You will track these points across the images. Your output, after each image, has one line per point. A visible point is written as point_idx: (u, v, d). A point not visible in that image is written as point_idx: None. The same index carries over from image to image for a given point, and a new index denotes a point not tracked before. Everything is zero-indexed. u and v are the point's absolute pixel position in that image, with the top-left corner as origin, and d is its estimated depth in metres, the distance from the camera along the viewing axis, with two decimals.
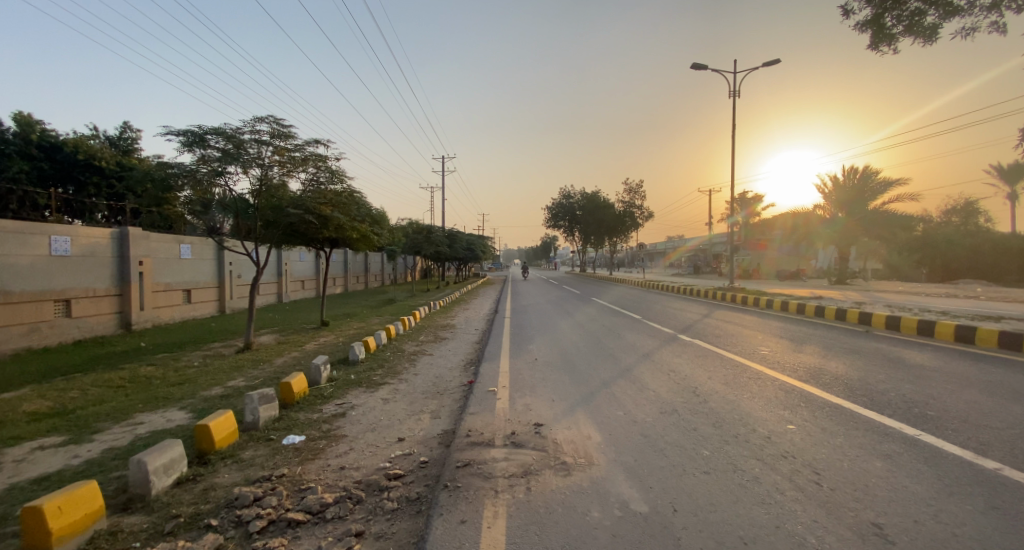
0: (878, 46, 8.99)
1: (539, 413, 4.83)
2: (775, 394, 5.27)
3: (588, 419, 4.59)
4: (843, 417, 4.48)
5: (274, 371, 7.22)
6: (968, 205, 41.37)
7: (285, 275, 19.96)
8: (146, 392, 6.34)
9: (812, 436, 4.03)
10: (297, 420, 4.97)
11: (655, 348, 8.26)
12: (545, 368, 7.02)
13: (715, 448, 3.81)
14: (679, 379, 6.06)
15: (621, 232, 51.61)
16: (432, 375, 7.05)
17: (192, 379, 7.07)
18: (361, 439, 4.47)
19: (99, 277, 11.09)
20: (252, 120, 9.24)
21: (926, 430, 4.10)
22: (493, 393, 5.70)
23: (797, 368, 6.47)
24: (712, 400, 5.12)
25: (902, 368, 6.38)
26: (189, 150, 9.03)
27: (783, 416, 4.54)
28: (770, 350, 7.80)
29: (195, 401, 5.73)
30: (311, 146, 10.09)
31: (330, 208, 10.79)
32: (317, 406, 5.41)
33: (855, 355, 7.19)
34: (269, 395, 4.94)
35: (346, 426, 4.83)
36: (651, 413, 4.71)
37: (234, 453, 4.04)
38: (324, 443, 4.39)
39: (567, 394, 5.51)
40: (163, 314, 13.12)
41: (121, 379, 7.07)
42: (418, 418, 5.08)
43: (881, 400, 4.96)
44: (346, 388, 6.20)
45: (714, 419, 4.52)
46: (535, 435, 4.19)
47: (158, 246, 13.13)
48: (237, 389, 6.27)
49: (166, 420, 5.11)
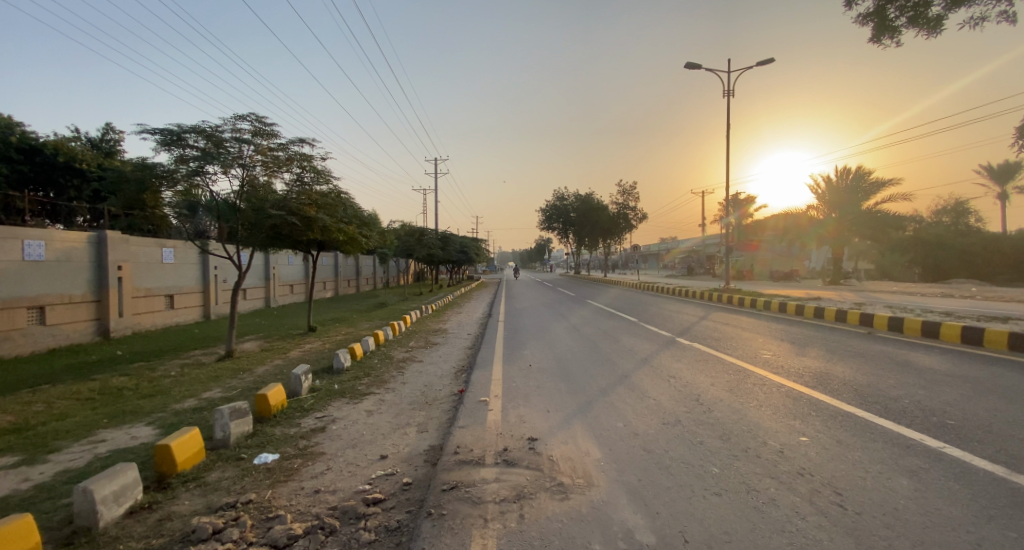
0: (881, 39, 8.78)
1: (533, 426, 4.51)
2: (784, 402, 4.97)
3: (586, 432, 4.26)
4: (860, 428, 4.17)
5: (253, 380, 6.84)
6: (958, 205, 41.71)
7: (273, 279, 19.50)
8: (115, 405, 5.94)
9: (829, 450, 3.73)
10: (272, 435, 4.61)
11: (654, 352, 7.97)
12: (539, 375, 6.68)
13: (725, 465, 3.50)
14: (680, 386, 5.76)
15: (615, 233, 51.54)
16: (421, 384, 6.69)
17: (167, 390, 6.67)
18: (339, 458, 4.11)
19: (75, 283, 10.63)
20: (232, 118, 8.87)
21: (950, 443, 3.81)
22: (485, 403, 5.35)
23: (803, 372, 6.19)
24: (717, 409, 4.81)
25: (913, 372, 6.11)
26: (166, 150, 8.64)
27: (794, 427, 4.23)
28: (773, 353, 7.52)
29: (165, 415, 5.34)
30: (295, 145, 9.76)
31: (313, 209, 10.42)
32: (295, 420, 5.05)
33: (862, 359, 6.92)
34: (241, 409, 4.57)
35: (325, 443, 4.47)
36: (653, 425, 4.39)
37: (198, 475, 3.68)
38: (299, 462, 4.03)
39: (563, 403, 5.19)
40: (143, 321, 12.66)
41: (89, 391, 6.65)
42: (403, 433, 4.73)
43: (897, 409, 4.67)
44: (328, 399, 5.83)
45: (721, 431, 4.21)
46: (529, 451, 3.86)
47: (139, 250, 12.67)
48: (212, 401, 5.90)
49: (129, 439, 4.72)
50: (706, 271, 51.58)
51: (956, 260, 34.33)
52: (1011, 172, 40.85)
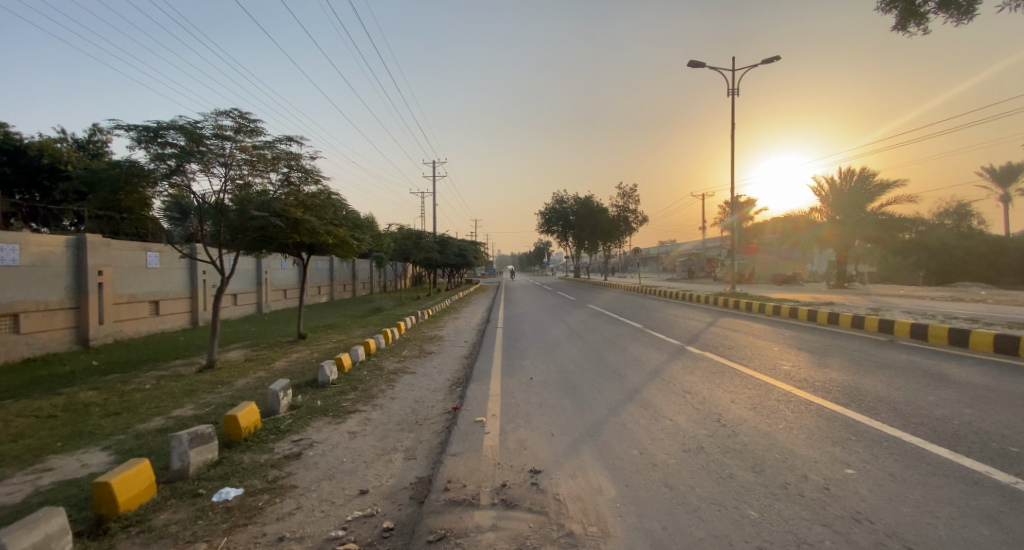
0: (906, 26, 8.29)
1: (536, 454, 3.96)
2: (817, 423, 4.40)
3: (597, 462, 3.70)
4: (911, 457, 3.62)
5: (230, 396, 6.30)
6: (961, 207, 41.37)
7: (265, 284, 18.94)
8: (74, 425, 5.41)
9: (883, 487, 3.15)
10: (239, 464, 4.05)
11: (664, 363, 7.40)
12: (541, 390, 6.13)
13: (763, 507, 2.93)
14: (697, 404, 5.19)
15: (616, 236, 51.02)
16: (412, 400, 6.13)
17: (135, 407, 6.11)
18: (313, 493, 3.56)
19: (52, 289, 10.08)
20: (214, 114, 8.35)
21: (1020, 475, 3.26)
22: (481, 425, 4.79)
23: (831, 387, 5.62)
24: (743, 433, 4.25)
25: (951, 387, 5.55)
26: (141, 148, 8.06)
27: (836, 456, 3.66)
28: (793, 364, 6.96)
29: (126, 439, 4.82)
30: (282, 144, 9.25)
31: (300, 211, 9.88)
32: (267, 445, 4.50)
33: (892, 371, 6.37)
34: (204, 435, 4.03)
35: (298, 474, 3.91)
36: (673, 453, 3.83)
37: (144, 518, 3.15)
38: (264, 500, 3.46)
39: (568, 426, 4.63)
40: (126, 328, 12.10)
41: (51, 408, 6.10)
42: (388, 460, 4.17)
43: (948, 432, 4.11)
44: (307, 419, 5.28)
45: (753, 460, 3.64)
46: (532, 489, 3.29)
47: (121, 254, 12.11)
48: (181, 421, 5.35)
49: (80, 467, 4.17)
50: (707, 275, 51.16)
51: (960, 264, 33.79)
52: (1015, 173, 40.46)
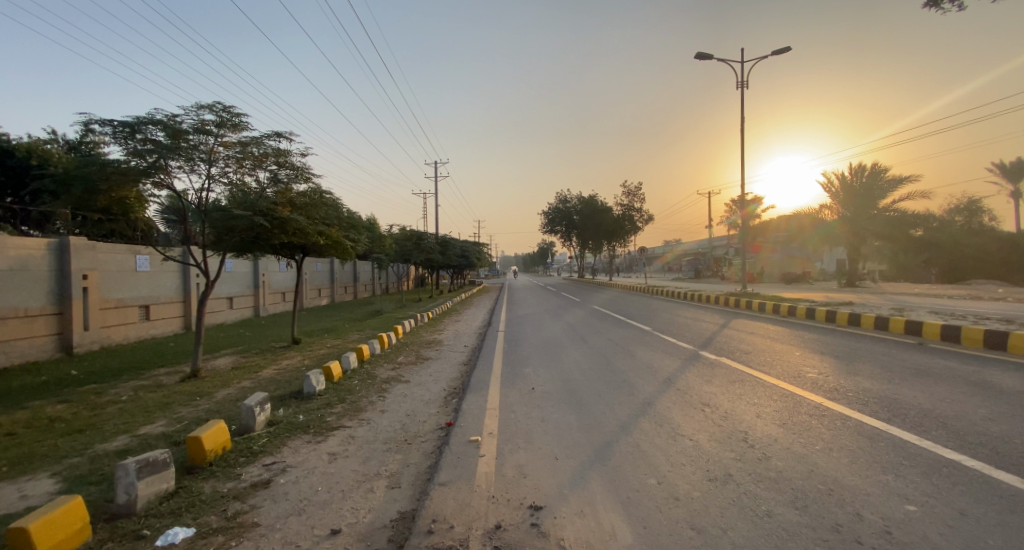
0: (938, 4, 7.69)
1: (537, 483, 3.42)
2: (859, 444, 3.83)
3: (608, 496, 3.16)
4: (981, 488, 3.06)
5: (207, 411, 5.80)
6: (972, 204, 40.38)
7: (262, 286, 18.46)
8: (30, 446, 4.90)
9: (957, 530, 2.59)
10: (198, 496, 3.53)
11: (677, 371, 6.86)
12: (544, 403, 5.59)
13: None
14: (718, 418, 4.66)
15: (620, 236, 50.23)
16: (403, 414, 5.60)
17: (102, 423, 5.61)
18: (276, 533, 3.03)
19: (32, 295, 9.63)
20: (195, 108, 7.89)
21: None
22: (476, 445, 4.27)
23: (866, 398, 5.06)
24: (775, 456, 3.70)
25: (1003, 398, 4.96)
26: (118, 143, 7.57)
27: (891, 487, 3.11)
28: (818, 372, 6.38)
29: (81, 463, 4.31)
30: (270, 140, 8.78)
31: (288, 210, 9.38)
32: (235, 470, 3.99)
33: (931, 379, 5.79)
34: (157, 463, 3.51)
35: (263, 508, 3.39)
36: (697, 483, 3.28)
37: None
38: (217, 543, 2.93)
39: (573, 447, 4.10)
40: (114, 334, 11.64)
41: (13, 425, 5.62)
42: (367, 490, 3.64)
43: (1015, 454, 3.54)
44: (284, 437, 4.77)
45: (793, 493, 3.09)
46: (531, 533, 2.76)
47: (108, 258, 11.66)
48: (147, 440, 4.85)
49: (19, 499, 3.66)
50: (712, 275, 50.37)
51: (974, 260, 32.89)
52: None
